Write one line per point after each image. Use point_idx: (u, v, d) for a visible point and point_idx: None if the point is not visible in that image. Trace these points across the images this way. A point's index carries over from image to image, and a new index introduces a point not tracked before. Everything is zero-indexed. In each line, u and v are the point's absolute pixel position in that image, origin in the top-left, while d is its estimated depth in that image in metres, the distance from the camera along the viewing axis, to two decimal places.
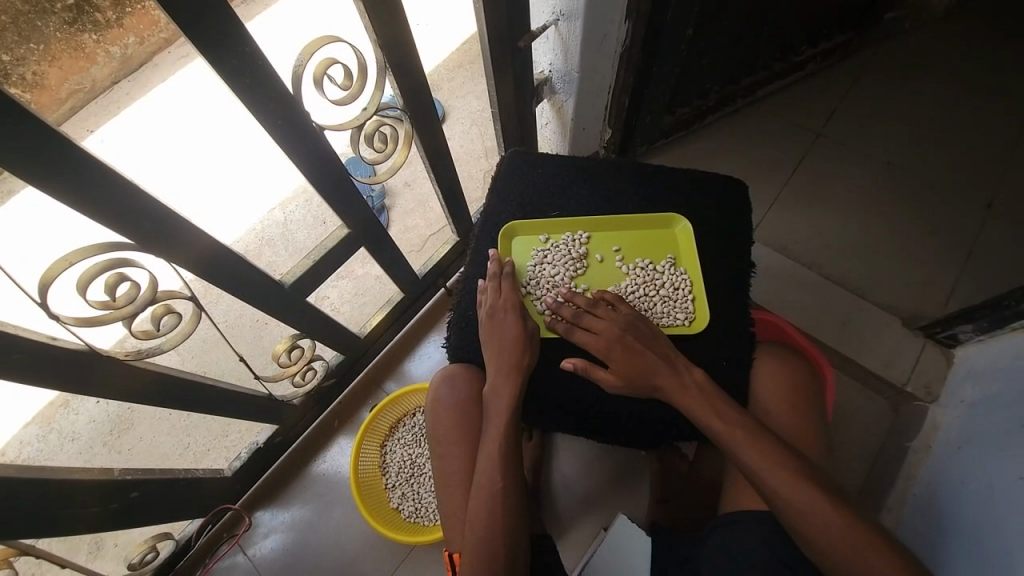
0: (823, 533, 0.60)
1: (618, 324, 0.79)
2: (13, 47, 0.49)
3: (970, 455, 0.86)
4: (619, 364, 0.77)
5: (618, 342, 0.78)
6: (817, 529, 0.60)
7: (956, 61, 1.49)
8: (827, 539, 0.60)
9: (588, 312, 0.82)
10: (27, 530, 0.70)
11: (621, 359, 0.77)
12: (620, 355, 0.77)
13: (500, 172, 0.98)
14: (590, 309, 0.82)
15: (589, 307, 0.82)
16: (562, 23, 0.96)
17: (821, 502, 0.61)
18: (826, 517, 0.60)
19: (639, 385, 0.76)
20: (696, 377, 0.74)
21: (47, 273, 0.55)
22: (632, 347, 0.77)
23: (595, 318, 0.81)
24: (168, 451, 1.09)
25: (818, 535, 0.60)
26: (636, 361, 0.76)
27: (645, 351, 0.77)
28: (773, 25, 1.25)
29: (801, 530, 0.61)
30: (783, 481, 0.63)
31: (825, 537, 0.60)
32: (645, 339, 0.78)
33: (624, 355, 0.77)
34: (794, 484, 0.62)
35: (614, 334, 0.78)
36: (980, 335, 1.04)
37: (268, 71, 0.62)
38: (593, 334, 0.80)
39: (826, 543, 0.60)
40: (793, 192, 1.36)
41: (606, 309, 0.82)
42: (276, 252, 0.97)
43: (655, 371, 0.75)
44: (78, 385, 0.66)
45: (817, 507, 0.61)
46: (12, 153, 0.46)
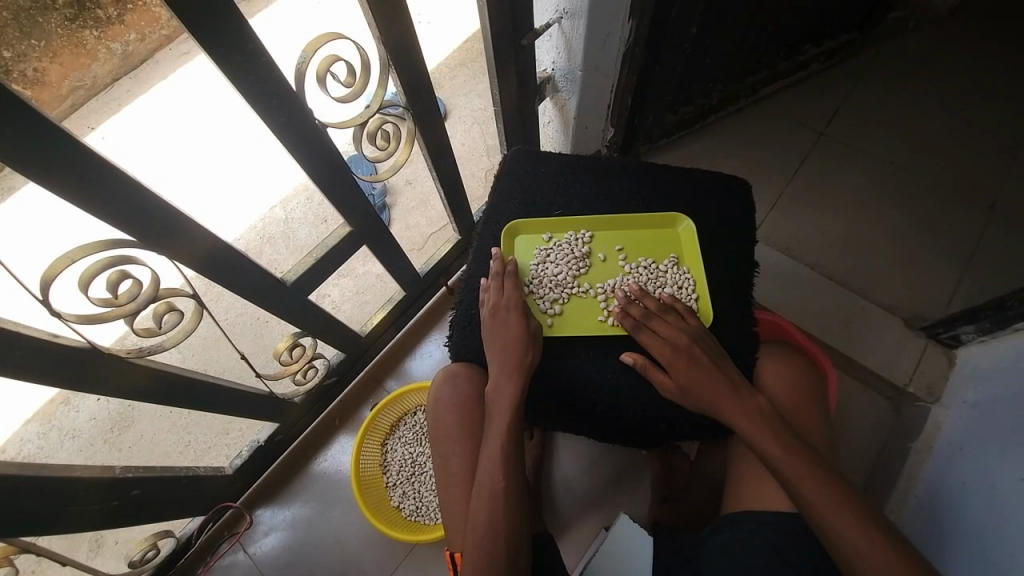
0: (844, 537, 0.61)
1: (687, 334, 0.80)
2: (14, 44, 0.49)
3: (972, 457, 0.86)
4: (678, 371, 0.77)
5: (684, 350, 0.78)
6: (839, 533, 0.62)
7: (960, 61, 1.49)
8: (843, 541, 0.61)
9: (658, 316, 0.82)
10: (28, 527, 0.70)
11: (684, 367, 0.77)
12: (684, 362, 0.77)
13: (503, 170, 0.98)
14: (662, 314, 0.82)
15: (661, 312, 0.82)
16: (565, 21, 0.96)
17: (840, 506, 0.63)
18: (845, 520, 0.62)
19: (694, 393, 0.76)
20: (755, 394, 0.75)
21: (49, 270, 0.55)
22: (698, 357, 0.77)
23: (663, 323, 0.81)
24: (169, 449, 1.09)
25: (835, 537, 0.62)
26: (698, 370, 0.77)
27: (708, 364, 0.77)
28: (777, 25, 1.24)
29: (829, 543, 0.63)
30: (823, 502, 0.63)
31: (845, 540, 0.61)
32: (711, 353, 0.78)
33: (686, 364, 0.77)
34: (833, 505, 0.63)
35: (682, 342, 0.79)
36: (982, 335, 1.03)
37: (272, 68, 0.61)
38: (660, 337, 0.80)
39: (842, 544, 0.61)
40: (796, 192, 1.36)
41: (677, 316, 0.82)
42: (277, 250, 0.94)
43: (715, 382, 0.75)
44: (79, 382, 0.66)
45: (848, 524, 0.62)
46: (13, 148, 0.46)
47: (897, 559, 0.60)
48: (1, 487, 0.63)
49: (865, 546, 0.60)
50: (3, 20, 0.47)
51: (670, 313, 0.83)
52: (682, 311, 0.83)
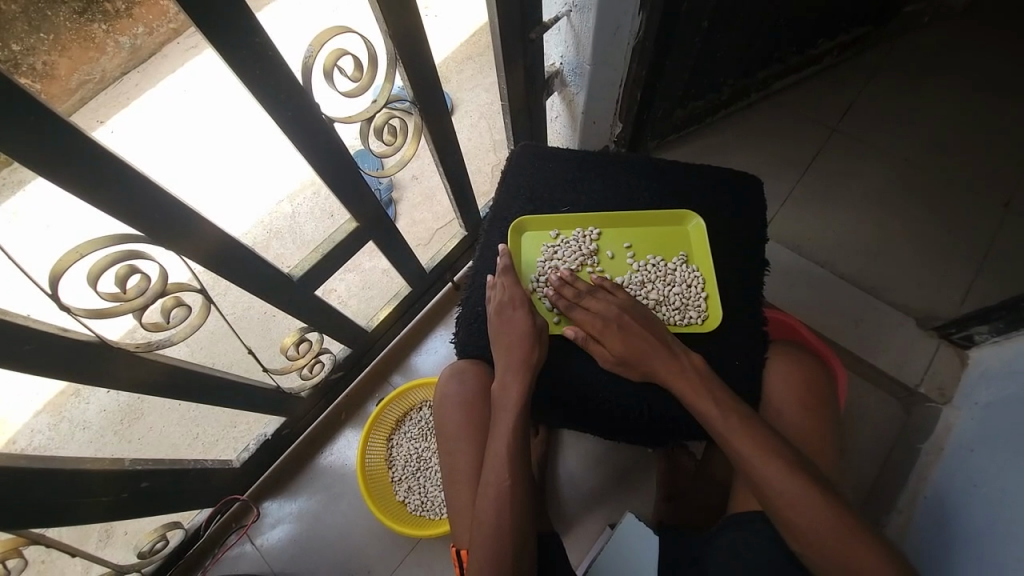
0: (782, 497, 0.61)
1: (614, 304, 0.82)
2: (23, 38, 0.50)
3: (983, 458, 0.85)
4: (610, 341, 0.79)
5: (613, 321, 0.80)
6: (785, 495, 0.61)
7: (978, 54, 1.45)
8: (785, 502, 0.61)
9: (585, 291, 0.85)
10: (37, 519, 0.71)
11: (617, 336, 0.79)
12: (613, 332, 0.80)
13: (511, 165, 0.97)
14: (585, 290, 0.85)
15: (585, 288, 0.85)
16: (575, 14, 0.95)
17: (783, 472, 0.62)
18: (784, 482, 0.62)
19: (630, 359, 0.78)
20: (687, 355, 0.77)
21: (59, 265, 0.56)
22: (629, 326, 0.80)
23: (592, 301, 0.83)
24: (178, 441, 1.12)
25: (784, 502, 0.61)
26: (635, 341, 0.79)
27: (638, 330, 0.80)
28: (790, 17, 1.22)
29: (800, 534, 0.60)
30: (790, 488, 0.61)
31: (785, 503, 0.61)
32: (639, 320, 0.81)
33: (622, 334, 0.79)
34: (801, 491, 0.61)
35: (609, 314, 0.81)
36: (996, 336, 1.02)
37: (279, 62, 0.61)
38: (589, 314, 0.82)
39: (787, 507, 0.61)
40: (806, 189, 1.34)
41: (602, 292, 0.85)
42: (284, 244, 0.97)
43: (648, 347, 0.78)
44: (89, 375, 0.67)
45: (822, 515, 0.60)
46: (20, 142, 0.46)
47: (837, 522, 0.59)
48: (12, 479, 0.64)
49: (803, 506, 0.60)
50: (12, 14, 0.48)
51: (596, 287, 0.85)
52: (604, 286, 0.86)
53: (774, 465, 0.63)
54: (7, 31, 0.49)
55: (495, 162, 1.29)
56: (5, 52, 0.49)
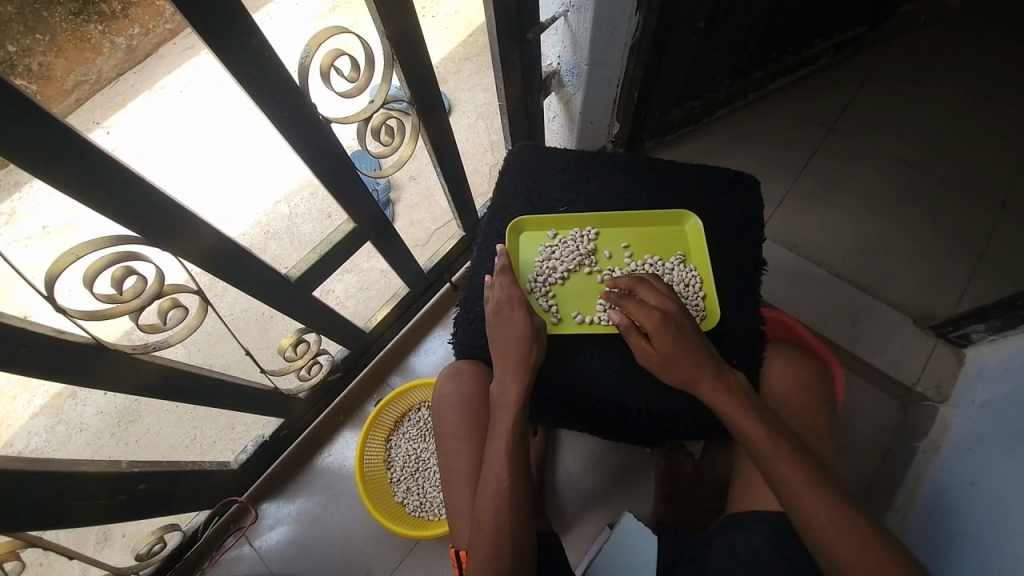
0: (808, 509, 0.59)
1: (674, 304, 0.78)
2: (20, 39, 0.49)
3: (980, 456, 0.85)
4: (663, 338, 0.74)
5: (672, 320, 0.76)
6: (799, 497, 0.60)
7: (973, 54, 1.46)
8: (812, 514, 0.59)
9: (648, 285, 0.81)
10: (34, 522, 0.70)
11: (666, 332, 0.74)
12: (669, 330, 0.74)
13: (508, 166, 0.97)
14: (648, 285, 0.81)
15: (650, 283, 0.81)
16: (571, 14, 0.94)
17: (813, 486, 0.60)
18: (812, 495, 0.60)
19: (677, 363, 0.73)
20: (731, 371, 0.73)
21: (55, 266, 0.55)
22: (679, 326, 0.75)
23: (649, 295, 0.80)
24: (176, 443, 1.11)
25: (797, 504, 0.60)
26: (682, 339, 0.74)
27: (692, 337, 0.75)
28: (787, 18, 1.22)
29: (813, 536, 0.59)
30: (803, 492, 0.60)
31: (813, 515, 0.59)
32: (694, 329, 0.77)
33: (671, 331, 0.74)
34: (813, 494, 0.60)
35: (670, 312, 0.77)
36: (992, 334, 1.02)
37: (275, 63, 0.61)
38: (647, 307, 0.78)
39: (813, 519, 0.59)
40: (803, 189, 1.34)
41: (663, 291, 0.81)
42: (281, 245, 0.96)
43: (695, 349, 0.73)
44: (86, 377, 0.66)
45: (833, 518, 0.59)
46: (16, 142, 0.46)
47: (867, 541, 0.57)
48: (8, 481, 0.63)
49: (832, 521, 0.58)
50: (9, 16, 0.48)
51: (659, 286, 0.82)
52: (666, 287, 0.82)
53: (805, 477, 0.61)
54: (3, 33, 0.48)
55: (492, 163, 1.29)
56: (3, 53, 0.49)
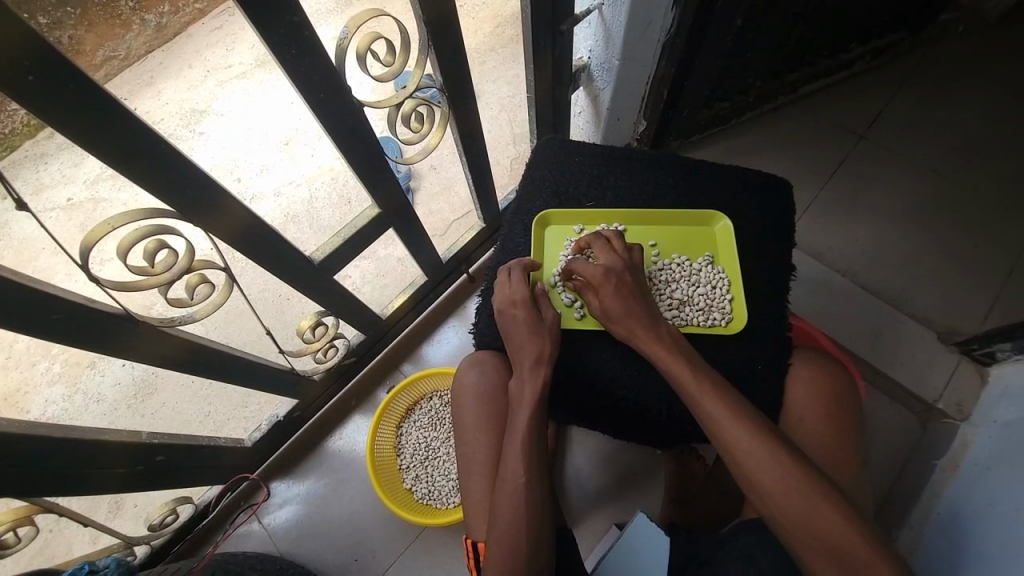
0: (785, 499, 0.59)
1: (622, 262, 0.81)
2: (51, 11, 0.48)
3: (999, 476, 0.84)
4: (607, 293, 0.78)
5: (614, 274, 0.79)
6: (787, 501, 0.59)
7: (1013, 66, 1.42)
8: (787, 511, 0.59)
9: (604, 242, 0.84)
10: (54, 487, 0.72)
11: (612, 290, 0.78)
12: (612, 286, 0.78)
13: (533, 160, 0.97)
14: (602, 242, 0.84)
15: (603, 240, 0.84)
16: (606, 7, 0.93)
17: (791, 480, 0.60)
18: (793, 492, 0.59)
19: (619, 318, 0.77)
20: (672, 330, 0.76)
21: (91, 236, 0.55)
22: (625, 284, 0.78)
23: (601, 253, 0.83)
24: (190, 418, 1.10)
25: (784, 507, 0.60)
26: (625, 298, 0.77)
27: (634, 292, 0.78)
28: (822, 20, 1.19)
29: (801, 543, 0.59)
30: (792, 493, 0.59)
31: (794, 512, 0.59)
32: (639, 284, 0.80)
33: (616, 287, 0.78)
34: (802, 497, 0.59)
35: (613, 268, 0.80)
36: (1019, 354, 1.00)
37: (315, 44, 0.61)
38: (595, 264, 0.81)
39: (789, 515, 0.59)
40: (829, 197, 1.32)
41: (615, 248, 0.83)
42: (301, 229, 0.96)
43: (638, 307, 0.77)
44: (113, 347, 0.67)
45: (824, 524, 0.58)
46: (53, 108, 0.46)
47: (846, 527, 0.57)
48: (31, 447, 0.65)
49: (807, 508, 0.59)
50: None
51: (617, 241, 0.84)
52: (622, 244, 0.84)
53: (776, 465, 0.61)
54: (35, 4, 0.46)
55: (515, 156, 1.29)
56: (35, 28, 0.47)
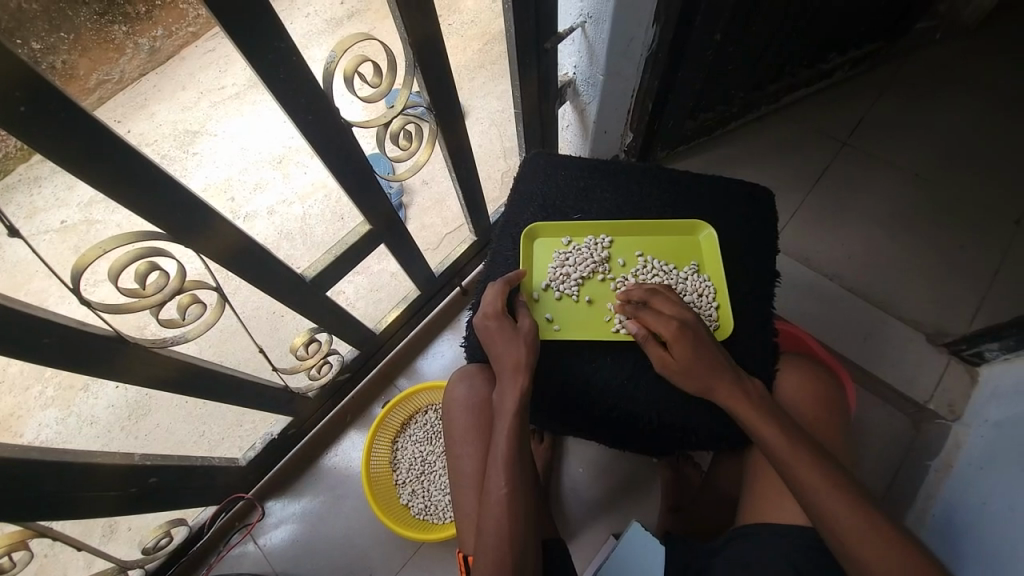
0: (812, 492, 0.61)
1: (688, 315, 0.79)
2: (44, 37, 0.50)
3: (992, 476, 0.84)
4: (682, 346, 0.75)
5: (688, 328, 0.76)
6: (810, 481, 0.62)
7: (990, 72, 1.46)
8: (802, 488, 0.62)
9: (664, 297, 0.81)
10: (46, 512, 0.71)
11: (686, 343, 0.75)
12: (687, 342, 0.75)
13: (522, 174, 0.99)
14: (666, 295, 0.82)
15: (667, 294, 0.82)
16: (589, 25, 0.96)
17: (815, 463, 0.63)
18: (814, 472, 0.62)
19: (695, 371, 0.74)
20: (748, 381, 0.74)
21: (82, 260, 0.57)
22: (699, 336, 0.76)
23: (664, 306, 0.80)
24: (183, 439, 1.11)
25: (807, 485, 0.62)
26: (705, 352, 0.75)
27: (709, 346, 0.75)
28: (801, 33, 1.23)
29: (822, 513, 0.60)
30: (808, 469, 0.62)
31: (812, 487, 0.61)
32: (709, 338, 0.77)
33: (691, 340, 0.75)
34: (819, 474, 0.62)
35: (686, 322, 0.77)
36: (1006, 353, 1.02)
37: (302, 68, 0.63)
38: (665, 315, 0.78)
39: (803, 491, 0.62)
40: (815, 203, 1.34)
41: (676, 301, 0.81)
42: (294, 245, 0.97)
43: (715, 360, 0.74)
44: (105, 369, 0.67)
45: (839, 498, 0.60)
46: (45, 136, 0.47)
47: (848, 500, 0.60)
48: (22, 472, 0.64)
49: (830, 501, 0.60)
50: (34, 12, 0.48)
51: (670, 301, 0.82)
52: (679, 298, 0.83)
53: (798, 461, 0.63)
54: (29, 29, 0.49)
55: (505, 169, 1.30)
56: (26, 51, 0.49)
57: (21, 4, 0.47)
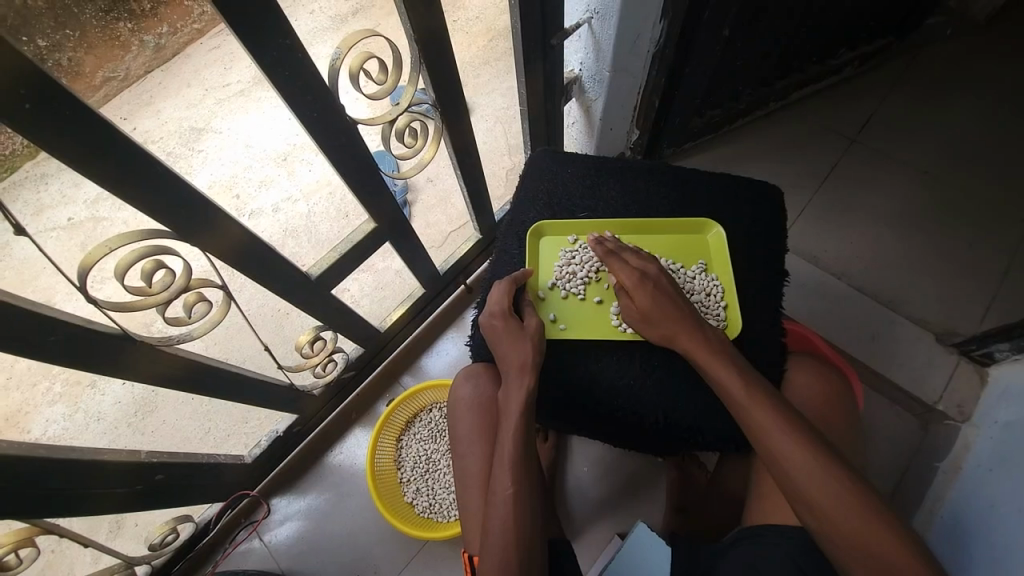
0: (810, 488, 0.59)
1: (654, 266, 0.82)
2: (50, 34, 0.50)
3: (1001, 477, 0.83)
4: (642, 293, 0.79)
5: (651, 279, 0.80)
6: (799, 471, 0.60)
7: (1003, 68, 1.44)
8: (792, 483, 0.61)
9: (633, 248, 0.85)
10: (53, 509, 0.72)
11: (648, 293, 0.79)
12: (647, 290, 0.79)
13: (527, 172, 0.98)
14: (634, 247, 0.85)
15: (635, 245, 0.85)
16: (596, 21, 0.95)
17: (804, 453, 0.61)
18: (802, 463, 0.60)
19: (655, 320, 0.78)
20: (715, 332, 0.76)
21: (88, 258, 0.56)
22: (661, 286, 0.80)
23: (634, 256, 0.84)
24: (190, 434, 1.11)
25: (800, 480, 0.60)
26: (668, 304, 0.78)
27: (670, 296, 0.79)
28: (810, 28, 1.21)
29: (814, 508, 0.59)
30: (797, 458, 0.61)
31: (801, 479, 0.60)
32: (672, 288, 0.80)
33: (653, 289, 0.79)
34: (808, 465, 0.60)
35: (650, 273, 0.81)
36: (1017, 353, 1.00)
37: (307, 64, 0.62)
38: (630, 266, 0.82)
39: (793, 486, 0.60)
40: (823, 201, 1.33)
41: (645, 253, 0.85)
42: (299, 243, 0.97)
43: (679, 311, 0.77)
44: (111, 367, 0.68)
45: (830, 492, 0.58)
46: (49, 134, 0.47)
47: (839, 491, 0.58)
48: (29, 469, 0.65)
49: (829, 498, 0.58)
50: (39, 10, 0.48)
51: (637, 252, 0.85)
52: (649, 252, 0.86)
53: (796, 453, 0.61)
54: (33, 27, 0.48)
55: (509, 166, 1.30)
56: (32, 49, 0.49)
57: (27, 0, 0.47)
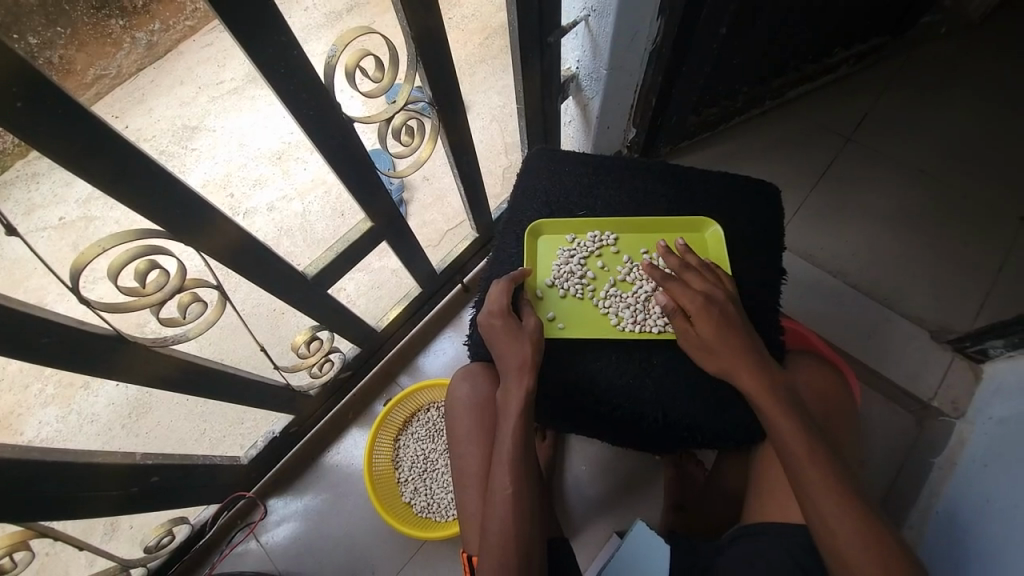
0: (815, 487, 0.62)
1: (720, 291, 0.79)
2: (41, 31, 0.49)
3: (995, 472, 0.84)
4: (705, 322, 0.76)
5: (716, 306, 0.77)
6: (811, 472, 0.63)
7: (997, 66, 1.44)
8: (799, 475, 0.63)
9: (694, 270, 0.82)
10: (46, 513, 0.71)
11: (711, 320, 0.76)
12: (710, 317, 0.76)
13: (524, 170, 0.98)
14: (699, 268, 0.82)
15: (701, 267, 0.82)
16: (592, 19, 0.94)
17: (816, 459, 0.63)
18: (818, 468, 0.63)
19: (716, 350, 0.75)
20: (775, 369, 0.73)
21: (81, 258, 0.55)
22: (727, 315, 0.76)
23: (697, 279, 0.81)
24: (185, 436, 1.10)
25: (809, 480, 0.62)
26: (730, 333, 0.75)
27: (736, 326, 0.76)
28: (805, 27, 1.22)
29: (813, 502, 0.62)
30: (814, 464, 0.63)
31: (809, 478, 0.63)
32: (737, 317, 0.77)
33: (716, 317, 0.76)
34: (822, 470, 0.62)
35: (715, 298, 0.78)
36: (1010, 350, 1.01)
37: (302, 62, 0.61)
38: (694, 290, 0.79)
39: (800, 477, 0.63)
40: (819, 199, 1.33)
41: (710, 276, 0.81)
42: (294, 242, 0.96)
43: (739, 344, 0.74)
44: (106, 369, 0.67)
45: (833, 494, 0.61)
46: (43, 133, 0.46)
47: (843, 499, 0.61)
48: (22, 472, 0.64)
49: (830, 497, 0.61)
50: (31, 7, 0.48)
51: (699, 275, 0.81)
52: (713, 272, 0.83)
53: (813, 457, 0.63)
54: (24, 24, 0.48)
55: (506, 165, 1.29)
56: (23, 46, 0.48)
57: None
